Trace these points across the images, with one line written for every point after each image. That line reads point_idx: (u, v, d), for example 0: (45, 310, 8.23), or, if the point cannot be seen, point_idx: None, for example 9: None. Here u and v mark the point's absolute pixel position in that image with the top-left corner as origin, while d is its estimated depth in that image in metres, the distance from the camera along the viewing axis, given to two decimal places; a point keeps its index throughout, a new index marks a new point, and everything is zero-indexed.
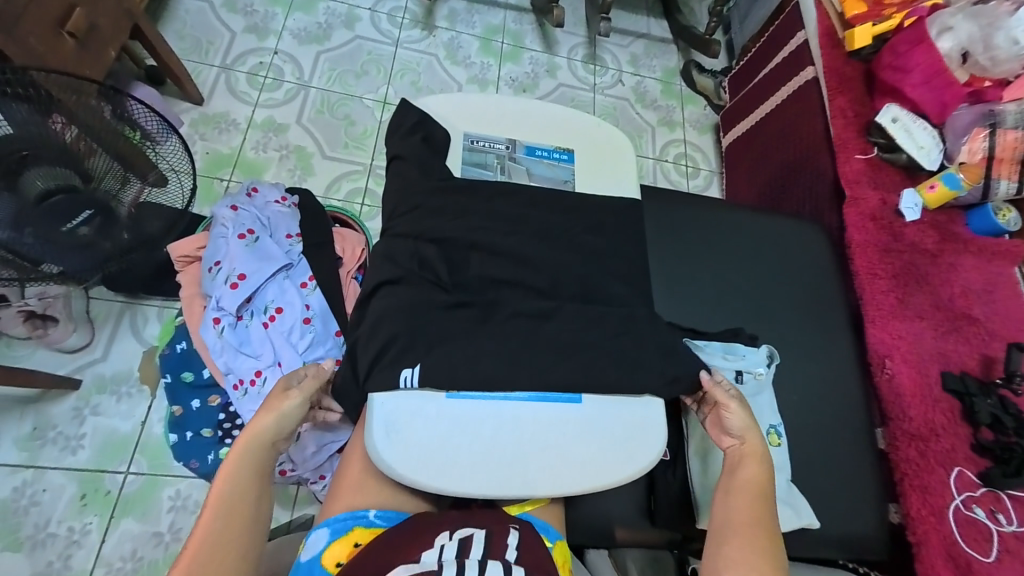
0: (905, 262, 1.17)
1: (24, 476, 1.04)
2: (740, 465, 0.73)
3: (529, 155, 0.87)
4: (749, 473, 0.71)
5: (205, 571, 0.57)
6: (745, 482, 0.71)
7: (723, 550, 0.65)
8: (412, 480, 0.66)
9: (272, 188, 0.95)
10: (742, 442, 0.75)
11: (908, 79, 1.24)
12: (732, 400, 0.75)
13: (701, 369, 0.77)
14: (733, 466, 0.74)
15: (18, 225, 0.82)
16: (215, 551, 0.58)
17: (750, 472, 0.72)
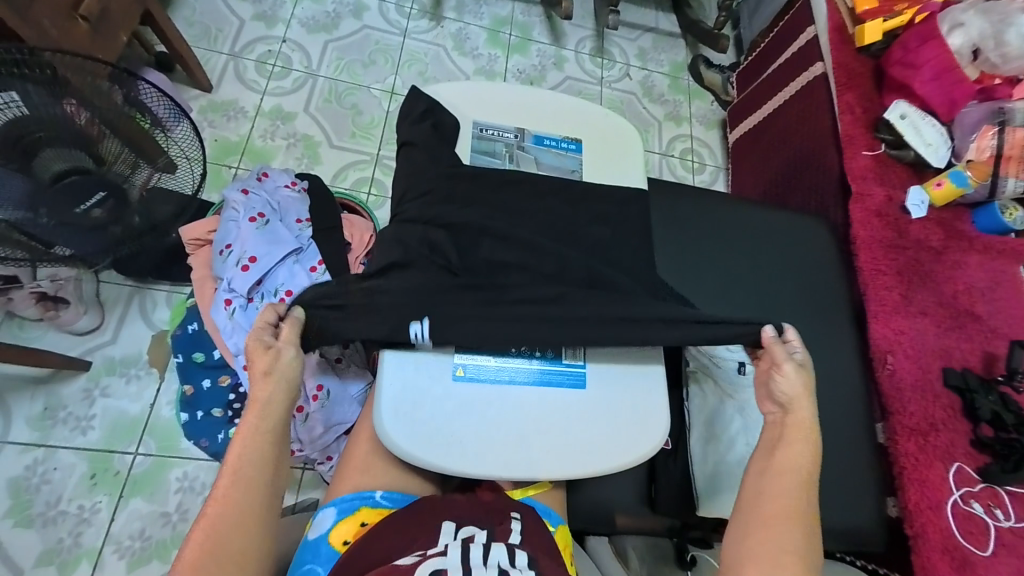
0: (909, 258, 1.17)
1: (36, 455, 1.06)
2: (786, 444, 0.72)
3: (537, 144, 0.87)
4: (792, 453, 0.71)
5: (234, 535, 0.60)
6: (786, 461, 0.71)
7: (755, 531, 0.66)
8: (417, 459, 0.68)
9: (282, 173, 0.96)
10: (785, 412, 0.75)
11: (918, 75, 1.23)
12: (787, 363, 0.75)
13: (766, 326, 0.78)
14: (773, 444, 0.73)
15: (32, 205, 0.84)
16: (241, 517, 0.61)
17: (793, 452, 0.72)
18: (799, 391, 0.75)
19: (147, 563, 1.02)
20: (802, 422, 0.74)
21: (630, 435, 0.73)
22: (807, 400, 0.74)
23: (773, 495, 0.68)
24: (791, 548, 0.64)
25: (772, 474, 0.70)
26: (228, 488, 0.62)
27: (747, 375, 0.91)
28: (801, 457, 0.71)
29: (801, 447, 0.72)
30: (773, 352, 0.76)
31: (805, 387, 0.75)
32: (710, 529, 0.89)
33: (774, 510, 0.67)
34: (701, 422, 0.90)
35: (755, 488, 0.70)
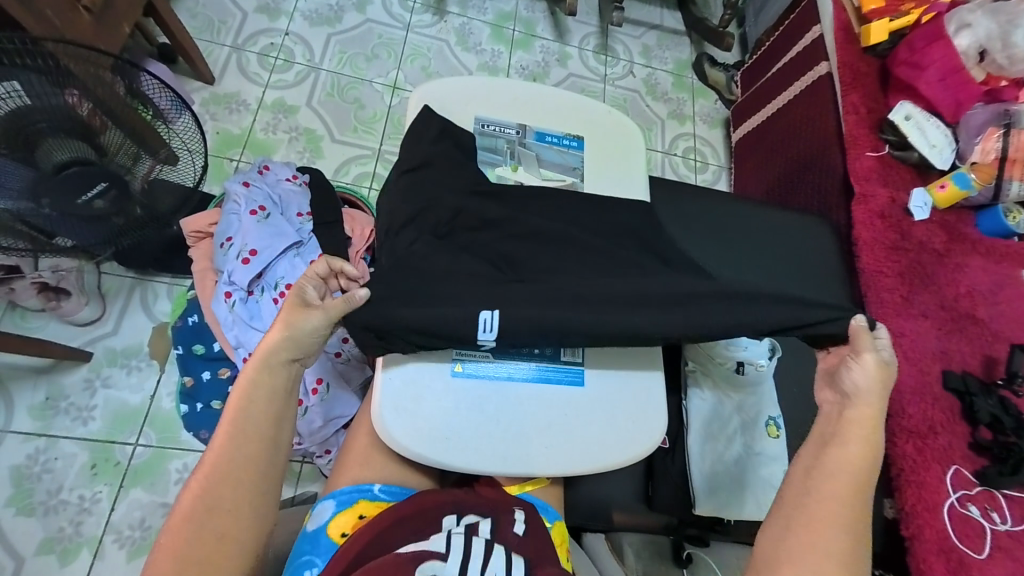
0: (911, 260, 1.17)
1: (37, 444, 1.06)
2: (840, 440, 0.68)
3: (539, 141, 0.87)
4: (845, 451, 0.67)
5: (217, 492, 0.60)
6: (837, 460, 0.67)
7: (790, 538, 0.64)
8: (416, 454, 0.68)
9: (283, 167, 0.96)
10: (846, 403, 0.70)
11: (925, 76, 1.22)
12: (868, 353, 0.69)
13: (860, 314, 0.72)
14: (829, 441, 0.69)
15: (36, 196, 0.84)
16: (225, 476, 0.61)
17: (847, 450, 0.67)
18: (871, 385, 0.69)
19: (146, 553, 1.03)
20: (861, 418, 0.68)
21: (628, 433, 0.74)
22: (875, 396, 0.68)
23: (817, 494, 0.65)
24: (832, 549, 0.62)
25: (818, 472, 0.67)
26: (217, 455, 0.62)
27: (744, 375, 0.90)
28: (855, 455, 0.66)
29: (857, 445, 0.67)
30: (857, 339, 0.71)
31: (881, 383, 0.69)
32: (706, 527, 0.89)
33: (817, 510, 0.65)
34: (700, 421, 0.90)
35: (798, 485, 0.67)
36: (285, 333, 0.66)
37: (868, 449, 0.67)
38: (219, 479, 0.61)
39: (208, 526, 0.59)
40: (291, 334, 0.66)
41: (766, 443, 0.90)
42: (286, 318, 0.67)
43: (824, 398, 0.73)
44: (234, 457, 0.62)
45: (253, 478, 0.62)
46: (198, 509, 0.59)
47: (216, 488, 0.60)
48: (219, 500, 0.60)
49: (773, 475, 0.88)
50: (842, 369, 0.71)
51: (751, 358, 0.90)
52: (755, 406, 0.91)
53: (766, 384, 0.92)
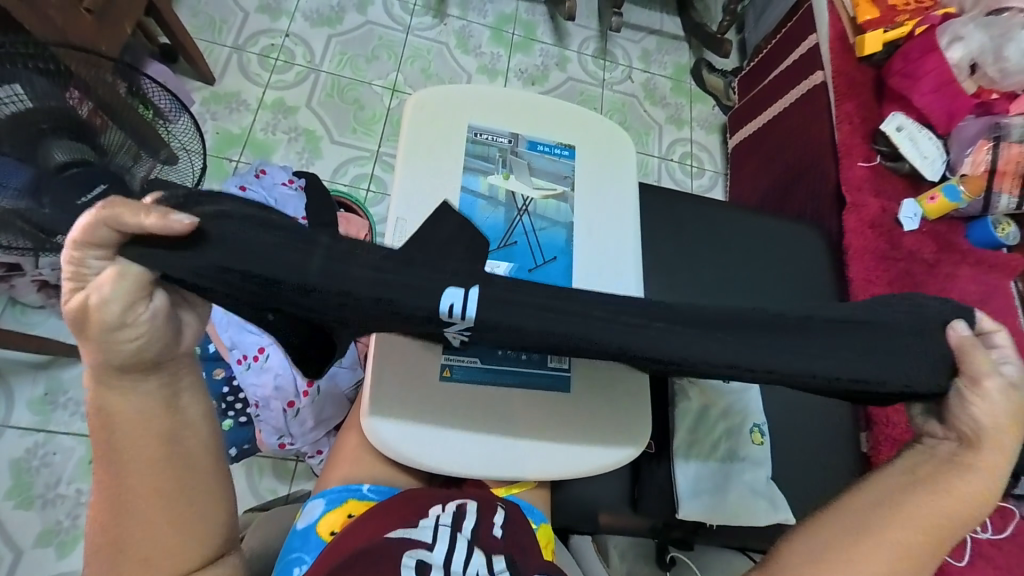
0: (900, 270, 1.20)
1: (36, 438, 1.08)
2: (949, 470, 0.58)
3: (531, 149, 0.88)
4: (953, 483, 0.57)
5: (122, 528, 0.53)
6: (937, 491, 0.57)
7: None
8: (410, 458, 0.71)
9: (280, 171, 0.98)
10: (968, 446, 0.57)
11: (917, 86, 1.25)
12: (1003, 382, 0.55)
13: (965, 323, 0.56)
14: (931, 491, 0.57)
15: (35, 194, 0.82)
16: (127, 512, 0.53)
17: (954, 490, 0.57)
18: (1004, 426, 0.56)
19: None
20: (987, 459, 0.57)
21: (614, 439, 0.76)
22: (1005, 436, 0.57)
23: (899, 512, 0.57)
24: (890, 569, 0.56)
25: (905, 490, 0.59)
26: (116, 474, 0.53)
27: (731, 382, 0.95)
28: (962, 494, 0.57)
29: (972, 485, 0.57)
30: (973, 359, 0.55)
31: (1011, 418, 0.56)
32: (690, 531, 0.91)
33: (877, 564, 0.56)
34: (686, 426, 0.92)
35: (865, 493, 0.60)
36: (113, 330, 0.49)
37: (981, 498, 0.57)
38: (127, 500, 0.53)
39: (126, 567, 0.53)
40: (121, 308, 0.48)
41: (749, 449, 0.92)
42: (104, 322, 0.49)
43: (933, 432, 0.60)
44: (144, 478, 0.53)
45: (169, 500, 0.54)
46: (107, 529, 0.53)
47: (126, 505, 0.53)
48: (132, 519, 0.53)
49: (756, 480, 0.90)
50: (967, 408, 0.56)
51: None
52: (737, 413, 0.93)
53: (752, 391, 0.95)
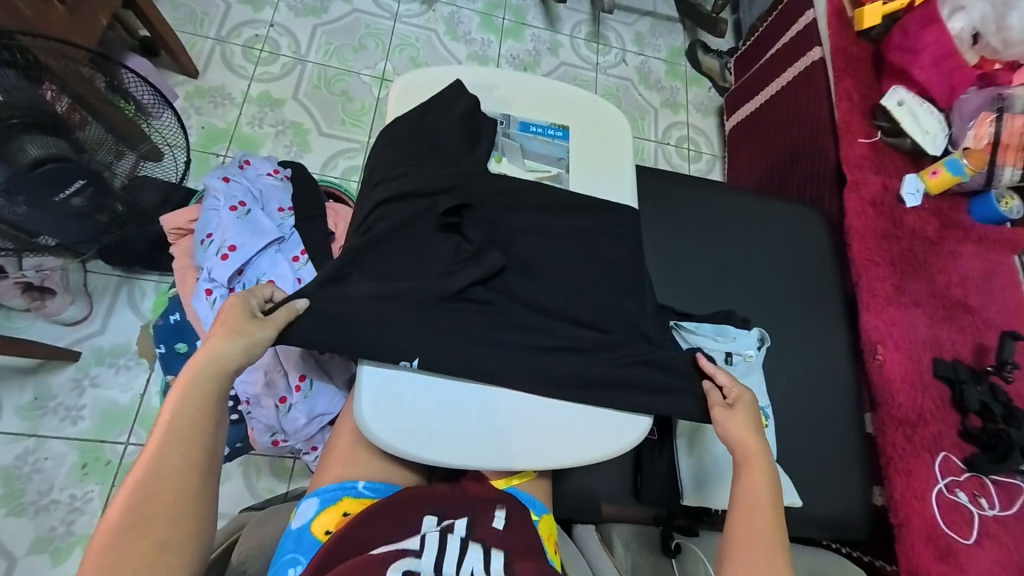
0: (903, 249, 1.16)
1: (26, 444, 1.06)
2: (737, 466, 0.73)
3: (523, 131, 0.85)
4: (749, 479, 0.72)
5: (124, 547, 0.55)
6: (747, 501, 0.70)
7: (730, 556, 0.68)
8: (411, 455, 0.68)
9: (264, 161, 0.94)
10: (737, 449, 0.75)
11: (917, 61, 1.21)
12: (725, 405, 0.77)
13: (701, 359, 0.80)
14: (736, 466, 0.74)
15: (9, 194, 0.82)
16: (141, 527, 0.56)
17: (762, 486, 0.71)
18: (746, 433, 0.74)
19: None
20: (745, 460, 0.73)
21: (618, 429, 0.74)
22: (755, 436, 0.74)
23: (746, 527, 0.68)
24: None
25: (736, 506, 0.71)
26: (162, 445, 0.60)
27: (734, 366, 0.92)
28: (764, 486, 0.71)
29: (760, 469, 0.72)
30: (711, 376, 0.79)
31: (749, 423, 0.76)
32: (694, 518, 0.90)
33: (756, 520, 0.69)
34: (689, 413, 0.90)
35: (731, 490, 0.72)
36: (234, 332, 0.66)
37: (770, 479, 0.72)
38: (158, 477, 0.59)
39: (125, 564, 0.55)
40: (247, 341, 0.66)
41: None
42: (230, 322, 0.67)
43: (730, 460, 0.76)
44: (178, 452, 0.60)
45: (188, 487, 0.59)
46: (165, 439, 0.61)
47: (155, 485, 0.58)
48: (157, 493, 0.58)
49: None
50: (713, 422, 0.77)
51: (740, 349, 0.93)
52: None
53: (754, 375, 0.93)
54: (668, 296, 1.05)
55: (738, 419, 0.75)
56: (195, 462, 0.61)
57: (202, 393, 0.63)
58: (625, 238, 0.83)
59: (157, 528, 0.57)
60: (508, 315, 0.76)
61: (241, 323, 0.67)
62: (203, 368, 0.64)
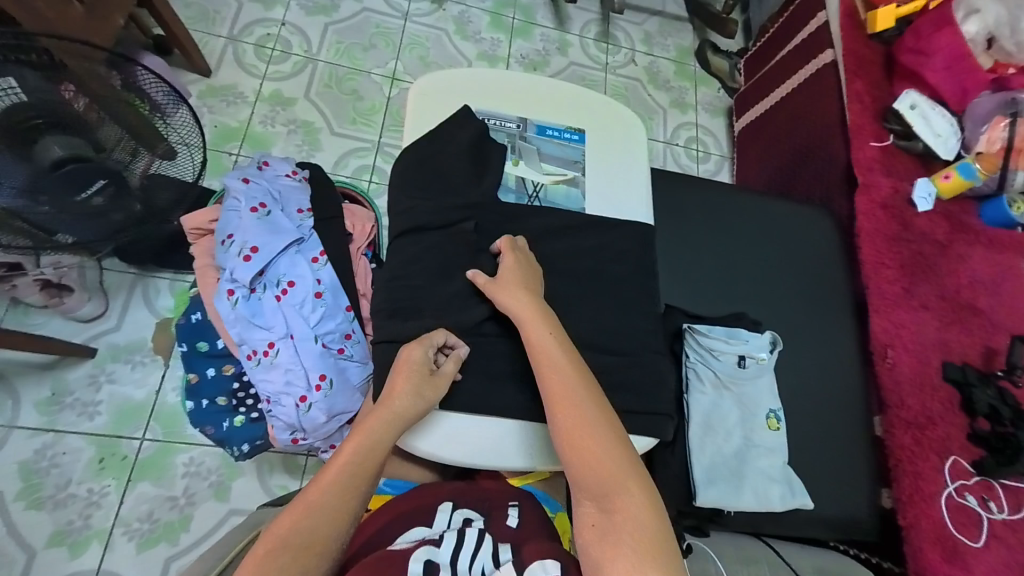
0: (914, 251, 1.16)
1: (44, 439, 1.07)
2: (556, 405, 0.65)
3: (540, 134, 0.86)
4: (578, 410, 0.64)
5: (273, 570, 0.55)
6: (587, 433, 0.63)
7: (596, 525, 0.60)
8: (437, 455, 0.70)
9: (282, 162, 0.94)
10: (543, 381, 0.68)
11: (930, 62, 1.21)
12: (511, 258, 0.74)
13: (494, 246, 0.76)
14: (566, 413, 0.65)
15: (34, 193, 0.84)
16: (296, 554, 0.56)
17: (594, 415, 0.64)
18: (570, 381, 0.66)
19: (155, 545, 1.04)
20: (567, 414, 0.64)
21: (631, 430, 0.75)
22: (565, 359, 0.67)
23: (594, 462, 0.61)
24: (636, 501, 0.59)
25: (576, 449, 0.62)
26: (337, 477, 0.62)
27: (746, 368, 0.93)
28: (592, 407, 0.64)
29: (585, 392, 0.65)
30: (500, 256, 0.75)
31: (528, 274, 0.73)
32: (704, 518, 0.91)
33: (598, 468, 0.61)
34: (700, 415, 0.90)
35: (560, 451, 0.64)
36: (415, 391, 0.66)
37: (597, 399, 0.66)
38: (321, 507, 0.60)
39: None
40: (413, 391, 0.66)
41: (765, 436, 0.91)
42: (412, 376, 0.66)
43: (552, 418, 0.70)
44: (344, 489, 0.61)
45: (337, 530, 0.59)
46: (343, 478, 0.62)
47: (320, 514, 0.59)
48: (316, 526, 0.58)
49: (771, 466, 0.89)
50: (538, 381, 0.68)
51: (752, 351, 0.93)
52: (755, 399, 0.92)
53: (766, 377, 0.94)
54: (679, 298, 1.05)
55: (511, 289, 0.70)
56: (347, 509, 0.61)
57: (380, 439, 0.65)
58: (643, 241, 0.82)
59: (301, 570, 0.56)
60: None
61: (423, 379, 0.66)
62: (390, 418, 0.65)
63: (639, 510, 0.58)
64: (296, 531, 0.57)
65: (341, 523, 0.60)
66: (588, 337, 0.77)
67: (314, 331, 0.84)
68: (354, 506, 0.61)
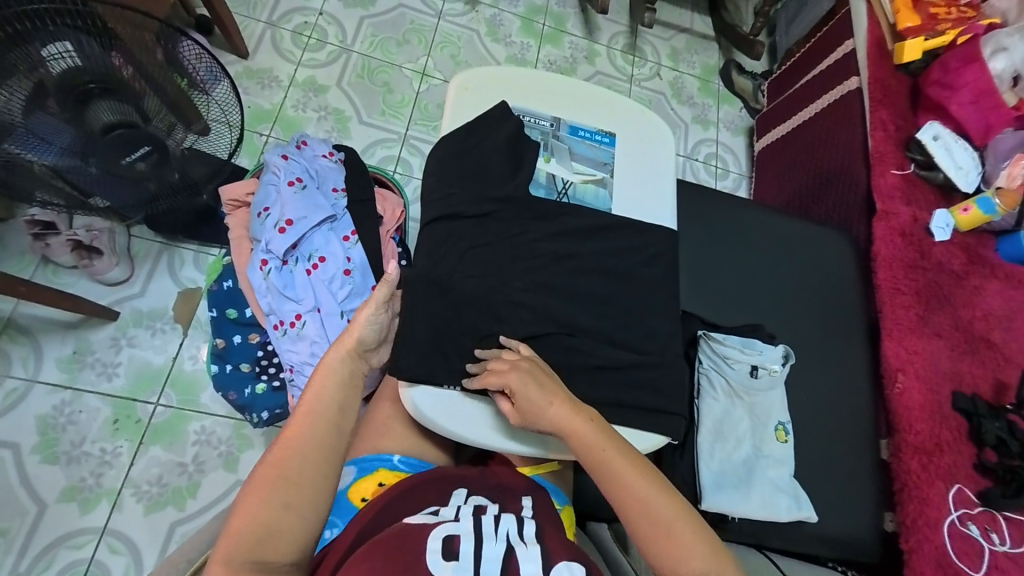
0: (929, 279, 1.17)
1: (63, 396, 1.09)
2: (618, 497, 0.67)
3: (572, 134, 0.88)
4: (620, 472, 0.67)
5: (272, 495, 0.60)
6: (630, 494, 0.67)
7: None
8: (438, 427, 0.72)
9: (320, 143, 0.97)
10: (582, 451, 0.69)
11: (955, 97, 1.23)
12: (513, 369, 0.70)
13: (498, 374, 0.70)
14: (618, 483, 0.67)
15: (84, 154, 0.87)
16: (288, 481, 0.61)
17: (637, 475, 0.67)
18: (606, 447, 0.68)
19: (163, 509, 1.05)
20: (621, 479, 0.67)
21: (644, 428, 0.76)
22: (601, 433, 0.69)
23: (653, 521, 0.65)
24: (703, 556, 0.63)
25: (629, 509, 0.66)
26: (306, 423, 0.65)
27: (759, 379, 0.94)
28: (628, 463, 0.68)
29: (620, 454, 0.68)
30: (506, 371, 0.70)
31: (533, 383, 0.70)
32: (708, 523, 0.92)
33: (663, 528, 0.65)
34: (711, 421, 0.91)
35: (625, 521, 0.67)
36: (365, 324, 0.72)
37: (632, 455, 0.69)
38: (296, 455, 0.63)
39: (271, 509, 0.59)
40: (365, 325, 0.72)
41: (773, 447, 0.92)
42: (368, 315, 0.73)
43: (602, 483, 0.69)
44: (315, 431, 0.65)
45: (316, 468, 0.63)
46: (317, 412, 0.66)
47: (296, 460, 0.62)
48: (297, 470, 0.62)
49: (779, 477, 0.91)
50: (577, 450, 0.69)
51: (766, 362, 0.95)
52: (765, 410, 0.94)
53: (777, 389, 0.95)
54: (695, 307, 1.06)
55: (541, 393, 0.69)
56: (328, 442, 0.65)
57: (342, 368, 0.70)
58: (667, 244, 0.84)
59: (292, 493, 0.60)
60: (549, 310, 0.77)
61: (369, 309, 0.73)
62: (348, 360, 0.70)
63: (705, 557, 0.63)
64: (278, 478, 0.61)
65: (320, 462, 0.63)
66: (607, 335, 0.79)
67: (341, 307, 0.87)
68: (330, 448, 0.64)
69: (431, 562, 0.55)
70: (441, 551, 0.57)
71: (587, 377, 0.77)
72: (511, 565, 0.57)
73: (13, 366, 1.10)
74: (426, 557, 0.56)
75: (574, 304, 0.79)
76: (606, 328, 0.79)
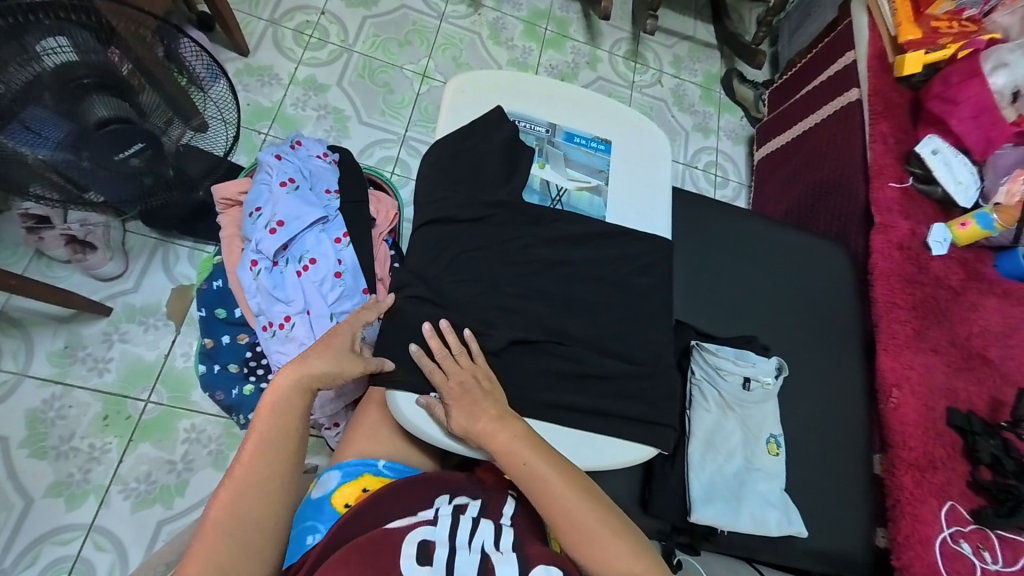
0: (927, 294, 1.16)
1: (53, 390, 1.09)
2: (584, 551, 0.66)
3: (568, 140, 0.88)
4: (582, 520, 0.67)
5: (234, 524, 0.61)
6: (579, 525, 0.67)
7: None
8: (425, 434, 0.72)
9: (316, 143, 0.97)
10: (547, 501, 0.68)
11: (956, 112, 1.21)
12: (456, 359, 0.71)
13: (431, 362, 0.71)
14: (583, 535, 0.66)
15: (77, 148, 0.86)
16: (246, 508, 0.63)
17: (597, 521, 0.67)
18: (570, 495, 0.68)
19: (150, 506, 1.05)
20: (586, 529, 0.67)
21: (634, 439, 0.75)
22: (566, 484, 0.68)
23: (601, 555, 0.66)
24: None
25: (591, 557, 0.66)
26: (258, 453, 0.65)
27: (752, 391, 0.94)
28: (592, 514, 0.67)
29: (580, 499, 0.68)
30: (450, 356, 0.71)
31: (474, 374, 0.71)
32: (698, 536, 0.91)
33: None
34: (703, 433, 0.90)
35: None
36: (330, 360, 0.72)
37: (595, 500, 0.69)
38: (254, 488, 0.64)
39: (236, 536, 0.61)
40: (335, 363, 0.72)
41: (764, 460, 0.92)
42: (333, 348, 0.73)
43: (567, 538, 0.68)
44: (272, 459, 0.66)
45: (275, 496, 0.64)
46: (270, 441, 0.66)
47: (251, 492, 0.63)
48: (254, 503, 0.63)
49: (769, 491, 0.90)
50: (543, 500, 0.68)
51: (759, 375, 0.95)
52: (757, 423, 0.93)
53: (769, 403, 0.95)
54: (689, 316, 1.06)
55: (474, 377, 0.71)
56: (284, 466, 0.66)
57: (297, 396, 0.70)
58: (661, 253, 0.83)
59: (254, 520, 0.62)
60: (539, 317, 0.77)
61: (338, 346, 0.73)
62: (299, 388, 0.70)
63: None
64: (236, 511, 0.62)
65: (278, 490, 0.65)
66: (598, 343, 0.78)
67: (330, 309, 0.86)
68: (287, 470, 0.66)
69: (405, 565, 0.59)
70: (416, 557, 0.60)
71: (578, 385, 0.76)
72: (486, 567, 0.61)
73: (4, 358, 1.09)
74: (401, 561, 0.59)
75: (566, 311, 0.78)
76: (597, 336, 0.78)
